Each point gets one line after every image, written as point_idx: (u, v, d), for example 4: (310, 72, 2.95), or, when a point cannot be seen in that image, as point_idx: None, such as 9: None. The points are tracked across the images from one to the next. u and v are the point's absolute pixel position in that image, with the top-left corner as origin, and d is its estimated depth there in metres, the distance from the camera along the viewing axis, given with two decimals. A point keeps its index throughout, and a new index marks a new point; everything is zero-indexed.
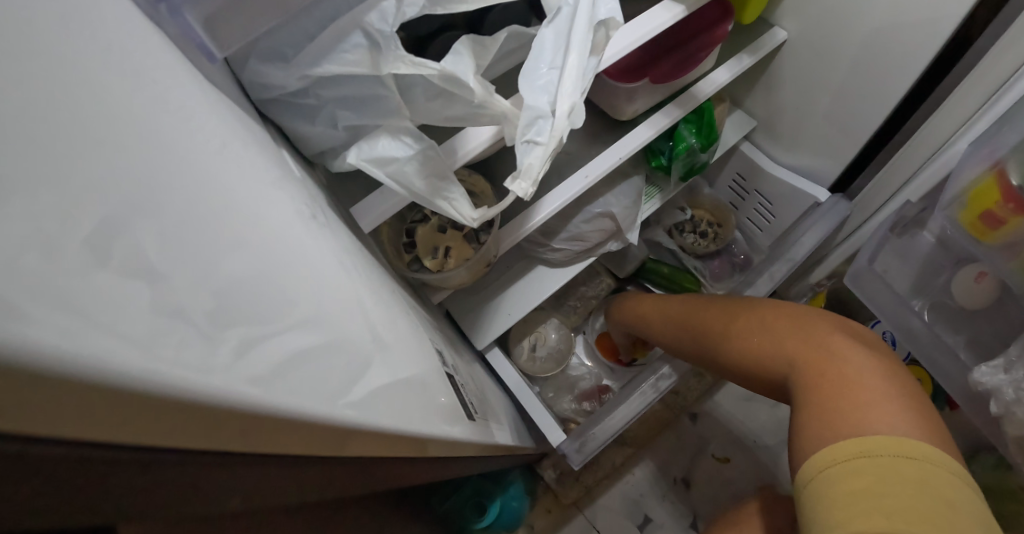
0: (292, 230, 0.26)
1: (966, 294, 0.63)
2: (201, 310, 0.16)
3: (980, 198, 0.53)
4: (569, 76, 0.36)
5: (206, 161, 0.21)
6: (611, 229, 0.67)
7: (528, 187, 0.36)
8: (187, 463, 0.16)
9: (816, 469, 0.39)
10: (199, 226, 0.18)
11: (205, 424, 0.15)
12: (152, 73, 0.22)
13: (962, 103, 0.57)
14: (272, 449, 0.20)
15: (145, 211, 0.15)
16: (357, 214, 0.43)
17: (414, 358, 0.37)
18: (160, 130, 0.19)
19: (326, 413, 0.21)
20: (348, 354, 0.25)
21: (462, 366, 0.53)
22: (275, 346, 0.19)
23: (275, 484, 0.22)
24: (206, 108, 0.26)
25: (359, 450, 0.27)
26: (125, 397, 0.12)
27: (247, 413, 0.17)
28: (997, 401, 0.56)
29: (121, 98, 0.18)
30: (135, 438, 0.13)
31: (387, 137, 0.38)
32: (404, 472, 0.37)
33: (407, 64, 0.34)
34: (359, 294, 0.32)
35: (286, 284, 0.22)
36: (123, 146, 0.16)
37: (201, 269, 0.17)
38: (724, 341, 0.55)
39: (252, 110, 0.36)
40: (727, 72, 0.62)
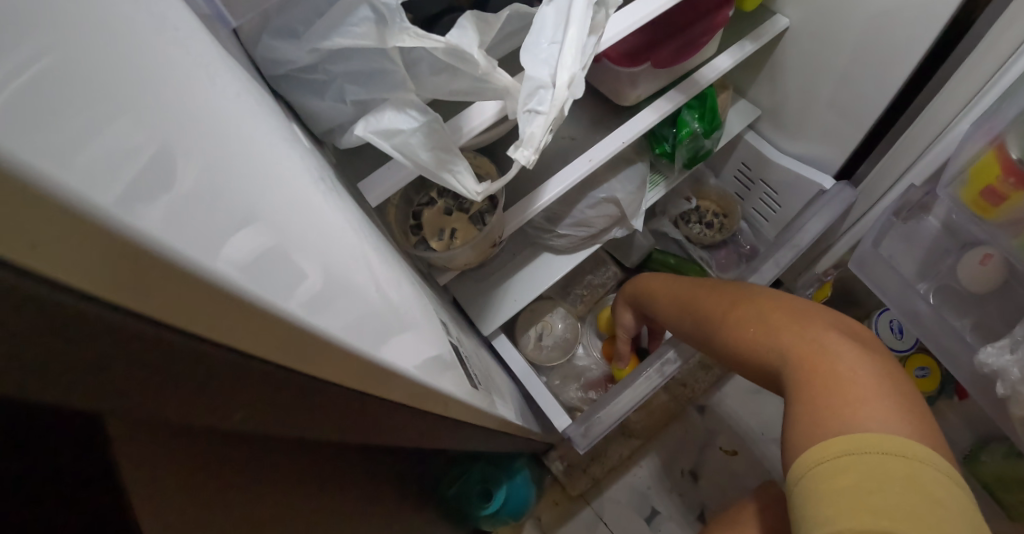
0: (300, 191, 0.28)
1: (972, 277, 0.62)
2: (248, 242, 0.17)
3: (982, 174, 0.53)
4: (569, 49, 0.37)
5: (224, 117, 0.23)
6: (616, 215, 0.68)
7: (531, 155, 0.37)
8: (239, 369, 0.17)
9: (806, 465, 0.39)
10: (232, 177, 0.18)
11: (245, 326, 0.15)
12: (164, 25, 0.23)
13: (963, 85, 0.57)
14: (315, 372, 0.21)
15: (185, 138, 0.16)
16: (365, 188, 0.43)
17: (414, 318, 0.37)
18: (186, 81, 0.21)
19: (356, 348, 0.22)
20: (364, 304, 0.27)
21: (467, 343, 0.54)
22: (315, 288, 0.21)
23: (309, 418, 0.22)
24: (220, 65, 0.28)
25: (400, 387, 0.29)
26: (183, 281, 0.13)
27: (292, 329, 0.17)
28: (1004, 382, 0.57)
29: (151, 47, 0.20)
30: (190, 327, 0.14)
31: (392, 110, 0.38)
32: (425, 427, 0.37)
33: (413, 37, 0.35)
34: (365, 251, 0.34)
35: (315, 253, 0.23)
36: (158, 83, 0.18)
37: (238, 197, 0.18)
38: (722, 328, 0.56)
39: (264, 84, 0.38)
40: (730, 59, 0.62)
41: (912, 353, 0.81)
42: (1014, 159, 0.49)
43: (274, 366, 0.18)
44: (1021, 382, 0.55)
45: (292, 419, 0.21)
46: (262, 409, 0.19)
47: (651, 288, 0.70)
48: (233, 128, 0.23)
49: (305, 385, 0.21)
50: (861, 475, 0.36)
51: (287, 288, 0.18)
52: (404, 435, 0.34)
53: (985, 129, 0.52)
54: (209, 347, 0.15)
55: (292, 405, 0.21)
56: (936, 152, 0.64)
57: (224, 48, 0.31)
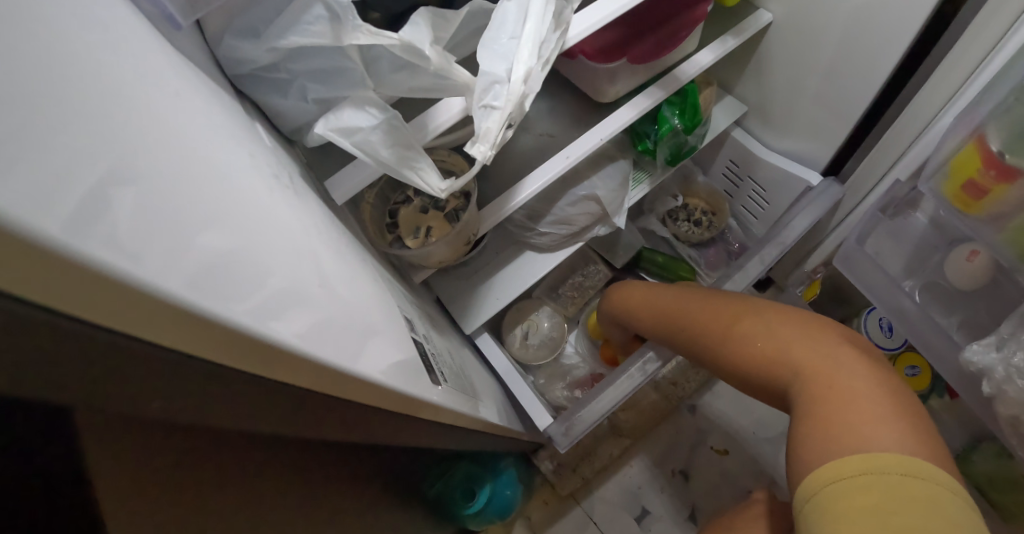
0: (253, 195, 0.29)
1: (960, 275, 0.61)
2: (187, 247, 0.17)
3: (963, 167, 0.52)
4: (526, 43, 0.37)
5: (168, 123, 0.24)
6: (597, 213, 0.68)
7: (488, 150, 0.37)
8: (179, 366, 0.17)
9: (813, 486, 0.38)
10: (162, 180, 0.19)
11: (165, 320, 0.16)
12: (98, 24, 0.24)
13: (947, 79, 0.56)
14: (263, 371, 0.21)
15: (119, 145, 0.17)
16: (332, 186, 0.44)
17: (372, 314, 0.37)
18: (125, 88, 0.22)
19: (309, 349, 0.23)
20: (317, 306, 0.28)
21: (437, 338, 0.53)
22: (262, 291, 0.21)
23: (253, 412, 0.23)
24: (166, 65, 0.29)
25: (358, 392, 0.30)
26: (107, 285, 0.13)
27: (225, 331, 0.18)
28: (989, 381, 0.56)
29: (89, 54, 0.20)
30: (126, 328, 0.15)
31: (352, 108, 0.39)
32: (389, 425, 0.37)
33: (366, 34, 0.35)
34: (314, 246, 0.33)
35: (263, 258, 0.24)
36: (92, 91, 0.18)
37: (176, 200, 0.19)
38: (722, 341, 0.55)
39: (226, 84, 0.38)
40: (711, 54, 0.63)
41: (902, 352, 0.81)
42: (995, 151, 0.49)
43: (207, 363, 0.19)
44: (1005, 381, 0.54)
45: (233, 415, 0.22)
46: (206, 404, 0.20)
47: (642, 297, 0.69)
48: (172, 132, 0.24)
49: (246, 379, 0.21)
50: (884, 495, 0.35)
51: (223, 295, 0.18)
52: (364, 433, 0.34)
53: (966, 121, 0.51)
54: (140, 343, 0.16)
55: (233, 401, 0.21)
56: (922, 147, 0.63)
57: (174, 49, 0.32)
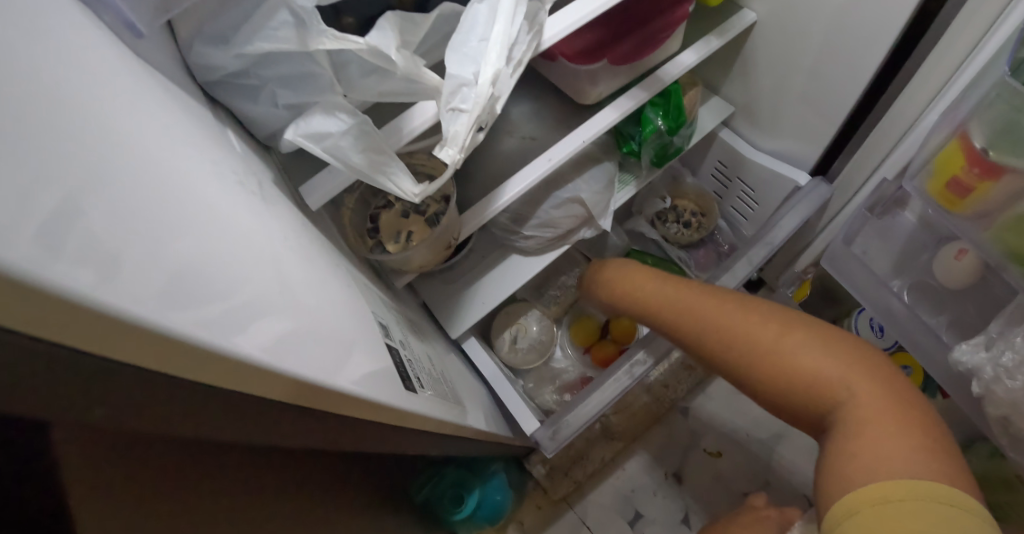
0: (217, 203, 0.29)
1: (949, 274, 0.60)
2: (143, 267, 0.18)
3: (948, 164, 0.51)
4: (494, 45, 0.36)
5: (127, 134, 0.24)
6: (582, 215, 0.68)
7: (457, 154, 0.36)
8: (144, 381, 0.18)
9: (845, 513, 0.38)
10: (115, 195, 0.19)
11: (119, 338, 0.16)
12: (52, 34, 0.23)
13: (932, 77, 0.56)
14: (230, 385, 0.22)
15: (75, 163, 0.17)
16: (306, 191, 0.44)
17: (343, 321, 0.37)
18: (84, 101, 0.22)
19: (272, 362, 0.24)
20: (283, 315, 0.28)
21: (415, 343, 0.52)
22: (223, 306, 0.22)
23: (218, 422, 0.23)
24: (124, 74, 0.28)
25: (330, 403, 0.30)
26: (72, 308, 0.14)
27: (182, 346, 0.18)
28: (979, 381, 0.55)
29: (47, 69, 0.21)
30: (94, 348, 0.15)
31: (322, 114, 0.38)
32: (367, 434, 0.36)
33: (333, 39, 0.35)
34: (277, 251, 0.33)
35: (223, 271, 0.24)
36: (50, 109, 0.19)
37: (131, 218, 0.19)
38: (739, 350, 0.51)
39: (197, 93, 0.38)
40: (694, 55, 0.63)
41: (894, 352, 0.80)
42: (979, 147, 0.48)
43: (164, 375, 0.19)
44: (993, 381, 0.53)
45: (196, 425, 0.22)
46: (171, 415, 0.20)
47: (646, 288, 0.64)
48: (131, 145, 0.24)
49: (208, 394, 0.21)
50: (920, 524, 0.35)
51: (185, 313, 0.19)
52: (341, 441, 0.34)
53: (951, 118, 0.51)
54: (106, 362, 0.16)
55: (195, 413, 0.21)
56: (908, 145, 0.62)
57: (138, 57, 0.32)
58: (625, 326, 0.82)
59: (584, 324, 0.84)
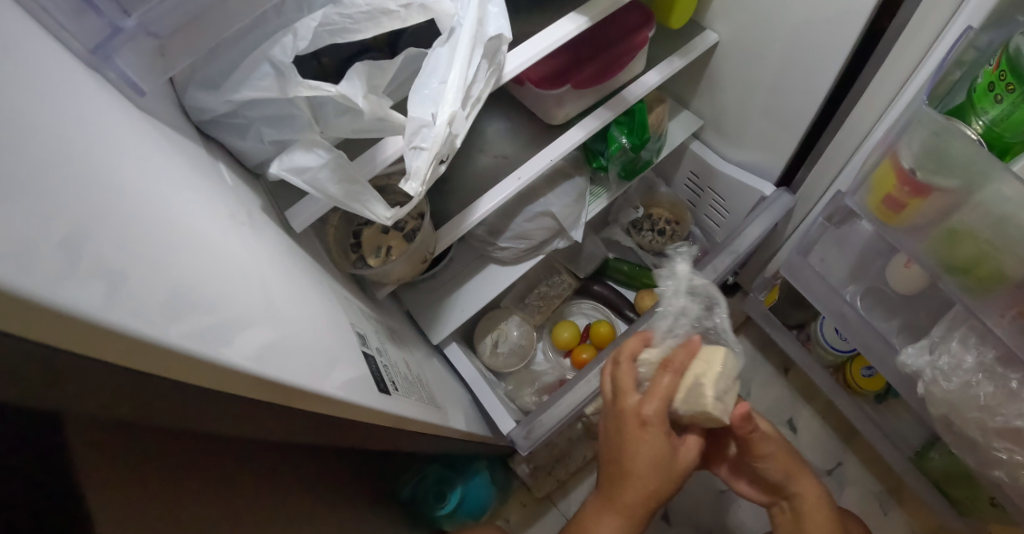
0: (209, 229, 0.34)
1: (899, 281, 0.63)
2: (141, 294, 0.23)
3: (882, 184, 0.54)
4: (451, 88, 0.41)
5: (132, 175, 0.29)
6: (555, 227, 0.72)
7: (419, 187, 0.41)
8: (142, 380, 0.23)
9: None
10: (122, 235, 0.24)
11: (115, 346, 0.20)
12: (72, 102, 0.28)
13: (877, 96, 0.60)
14: (217, 386, 0.27)
15: (91, 210, 0.22)
16: (291, 215, 0.48)
17: (324, 333, 0.42)
18: (96, 152, 0.27)
19: (253, 369, 0.28)
20: (266, 328, 0.33)
21: (393, 350, 0.57)
22: (210, 323, 0.27)
23: (207, 416, 0.28)
24: (128, 123, 0.33)
25: (309, 405, 0.35)
26: (86, 327, 0.19)
27: (169, 354, 0.23)
28: (921, 382, 0.60)
29: (68, 129, 0.26)
30: (103, 356, 0.20)
31: (302, 150, 0.43)
32: (349, 434, 0.41)
33: (306, 89, 0.40)
34: (263, 271, 0.38)
35: (212, 292, 0.29)
36: (73, 166, 0.24)
37: (135, 253, 0.24)
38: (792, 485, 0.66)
39: (191, 131, 0.43)
40: (657, 75, 0.67)
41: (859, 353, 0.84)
42: (906, 168, 0.51)
43: (154, 376, 0.23)
44: (931, 383, 0.58)
45: (183, 416, 0.27)
46: (163, 409, 0.25)
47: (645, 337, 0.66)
48: (136, 187, 0.29)
49: (194, 393, 0.26)
50: None
51: (176, 329, 0.24)
52: (325, 439, 0.39)
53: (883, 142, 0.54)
54: (110, 366, 0.21)
55: (182, 407, 0.26)
56: (859, 159, 0.66)
57: (140, 112, 0.36)
58: (603, 332, 0.88)
59: (562, 329, 0.89)
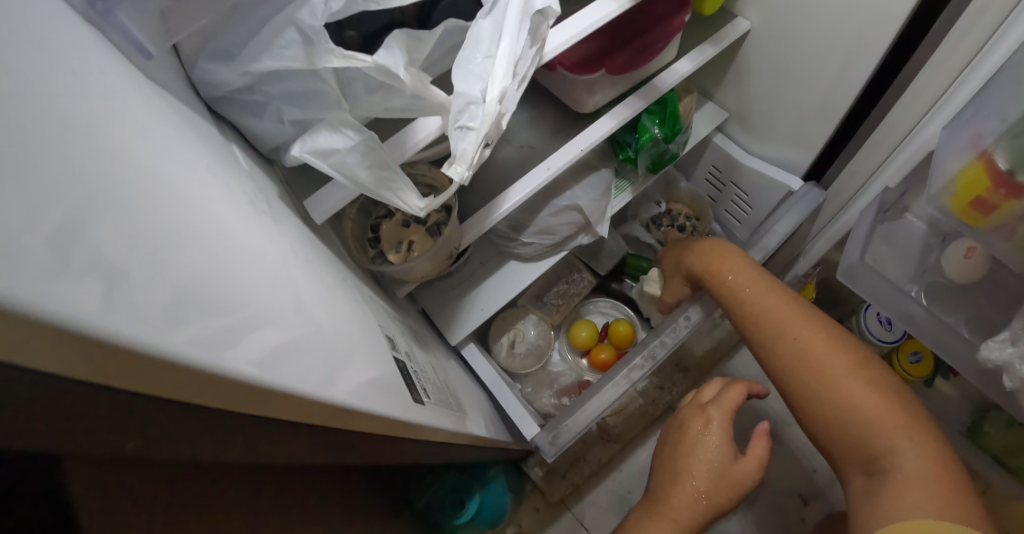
0: (223, 211, 0.29)
1: (957, 269, 0.65)
2: (150, 293, 0.18)
3: (968, 186, 0.52)
4: (501, 63, 0.37)
5: (135, 147, 0.24)
6: (579, 222, 0.68)
7: (465, 171, 0.37)
8: (153, 401, 0.18)
9: (823, 431, 0.56)
10: (114, 215, 0.18)
11: (95, 361, 0.15)
12: (59, 58, 0.23)
13: (926, 89, 0.57)
14: (237, 406, 0.22)
15: (89, 187, 0.18)
16: (310, 205, 0.44)
17: (355, 339, 0.37)
18: (93, 116, 0.22)
19: (280, 383, 0.24)
20: (293, 333, 0.28)
21: (421, 354, 0.53)
22: (230, 329, 0.22)
23: (217, 440, 0.23)
24: (131, 89, 0.28)
25: (341, 420, 0.30)
26: (83, 342, 0.14)
27: (191, 372, 0.18)
28: (1011, 376, 0.55)
29: (57, 86, 0.21)
30: (105, 380, 0.16)
31: (328, 130, 0.38)
32: (366, 448, 0.36)
33: (339, 57, 0.35)
34: (284, 260, 0.33)
35: (230, 288, 0.24)
36: (62, 131, 0.19)
37: (142, 241, 0.19)
38: (748, 305, 0.63)
39: (201, 108, 0.38)
40: (689, 63, 0.63)
41: (904, 340, 0.88)
42: (1003, 170, 0.49)
43: (148, 397, 0.18)
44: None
45: (198, 446, 0.22)
46: (172, 436, 0.20)
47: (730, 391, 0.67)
48: (139, 161, 0.24)
49: (195, 413, 0.21)
50: (847, 425, 0.54)
51: (195, 339, 0.19)
52: (346, 454, 0.34)
53: (974, 139, 0.51)
54: (112, 393, 0.16)
55: (181, 432, 0.21)
56: (904, 159, 0.64)
57: (148, 78, 0.31)
58: (624, 332, 0.84)
59: (581, 329, 0.85)
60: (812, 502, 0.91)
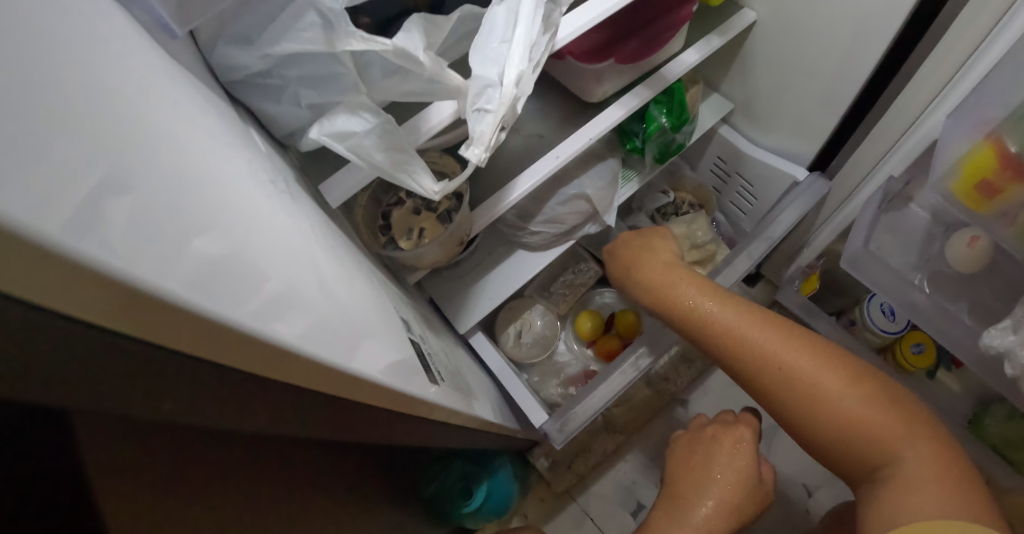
0: (247, 188, 0.30)
1: (960, 259, 0.65)
2: (193, 257, 0.18)
3: (973, 170, 0.53)
4: (518, 47, 0.37)
5: (167, 121, 0.25)
6: (587, 211, 0.69)
7: (482, 153, 0.38)
8: (190, 361, 0.19)
9: (823, 445, 0.54)
10: (155, 182, 0.19)
11: (140, 317, 0.16)
12: (85, 27, 0.23)
13: (927, 81, 0.58)
14: (267, 371, 0.23)
15: (129, 154, 0.18)
16: (325, 189, 0.44)
17: (374, 319, 0.37)
18: (127, 90, 0.23)
19: (310, 351, 0.24)
20: (318, 305, 0.29)
21: (432, 338, 0.54)
22: (266, 297, 0.23)
23: (247, 407, 0.24)
24: (158, 65, 0.29)
25: (360, 395, 0.31)
26: (134, 296, 0.15)
27: (229, 333, 0.19)
28: (1012, 363, 0.56)
29: (94, 60, 0.22)
30: (148, 336, 0.17)
31: (345, 112, 0.39)
32: (384, 426, 0.37)
33: (358, 40, 0.36)
34: (305, 239, 0.34)
35: (261, 260, 0.24)
36: (102, 102, 0.19)
37: (181, 208, 0.20)
38: (721, 328, 0.59)
39: (219, 91, 0.38)
40: (696, 53, 0.64)
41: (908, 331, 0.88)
42: (1012, 151, 0.49)
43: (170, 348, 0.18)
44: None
45: (233, 410, 0.23)
46: (207, 401, 0.21)
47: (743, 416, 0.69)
48: (172, 134, 0.25)
49: (228, 378, 0.21)
50: (850, 436, 0.52)
51: (233, 302, 0.20)
52: (366, 432, 0.35)
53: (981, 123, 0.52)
54: (153, 348, 0.17)
55: (202, 393, 0.21)
56: (905, 150, 0.65)
57: (170, 57, 0.32)
58: (629, 321, 0.85)
59: (585, 318, 0.86)
60: (815, 493, 0.92)
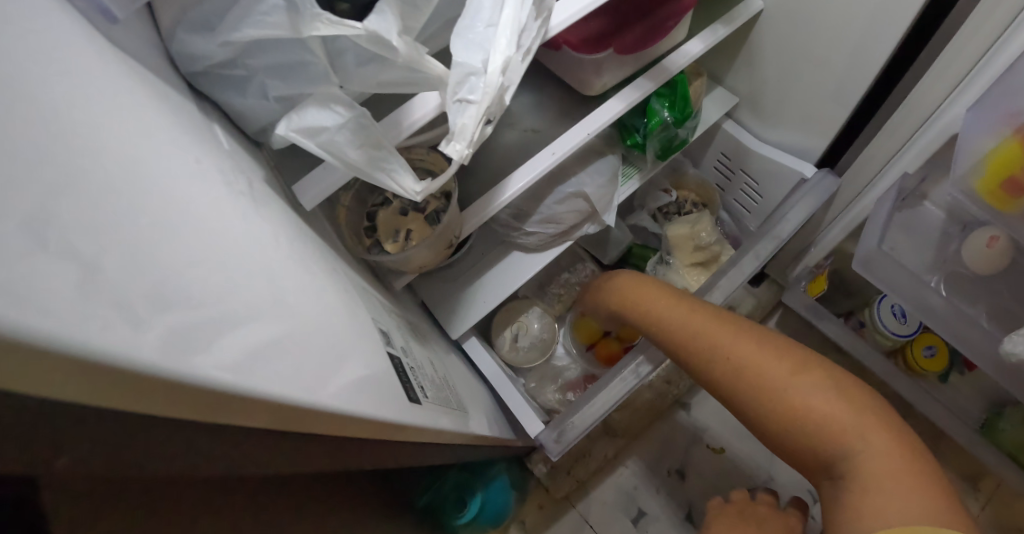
0: (210, 201, 0.27)
1: (977, 259, 0.61)
2: (119, 294, 0.15)
3: (1000, 164, 0.49)
4: (505, 32, 0.34)
5: (111, 126, 0.22)
6: (586, 211, 0.65)
7: (464, 149, 0.34)
8: (133, 417, 0.16)
9: (785, 446, 0.50)
10: (78, 203, 0.16)
11: (49, 377, 0.12)
12: (2, 12, 0.19)
13: (943, 76, 0.53)
14: (232, 418, 0.20)
15: (45, 170, 0.15)
16: (300, 190, 0.41)
17: (348, 337, 0.34)
18: (60, 90, 0.20)
19: (276, 391, 0.21)
20: (286, 333, 0.25)
21: (417, 349, 0.50)
22: (219, 332, 0.19)
23: (214, 457, 0.20)
24: (95, 53, 0.25)
25: (336, 428, 0.28)
26: (32, 353, 0.12)
27: (173, 384, 0.16)
28: None
29: (16, 55, 0.18)
30: (69, 396, 0.13)
31: (316, 106, 0.36)
32: (362, 453, 0.34)
33: (326, 23, 0.32)
34: (273, 256, 0.31)
35: (219, 286, 0.21)
36: (17, 104, 0.16)
37: (113, 233, 0.17)
38: (675, 330, 0.58)
39: (180, 85, 0.35)
40: (701, 43, 0.60)
41: (919, 334, 0.84)
42: None
43: (93, 407, 0.14)
44: None
45: (198, 463, 0.20)
46: (163, 457, 0.18)
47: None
48: (117, 142, 0.21)
49: (182, 429, 0.18)
50: (805, 434, 0.48)
51: (175, 345, 0.16)
52: (344, 461, 0.32)
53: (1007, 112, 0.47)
54: (81, 408, 0.14)
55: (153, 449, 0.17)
56: (919, 149, 0.60)
57: (115, 47, 0.29)
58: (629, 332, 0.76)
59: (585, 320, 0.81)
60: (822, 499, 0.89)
